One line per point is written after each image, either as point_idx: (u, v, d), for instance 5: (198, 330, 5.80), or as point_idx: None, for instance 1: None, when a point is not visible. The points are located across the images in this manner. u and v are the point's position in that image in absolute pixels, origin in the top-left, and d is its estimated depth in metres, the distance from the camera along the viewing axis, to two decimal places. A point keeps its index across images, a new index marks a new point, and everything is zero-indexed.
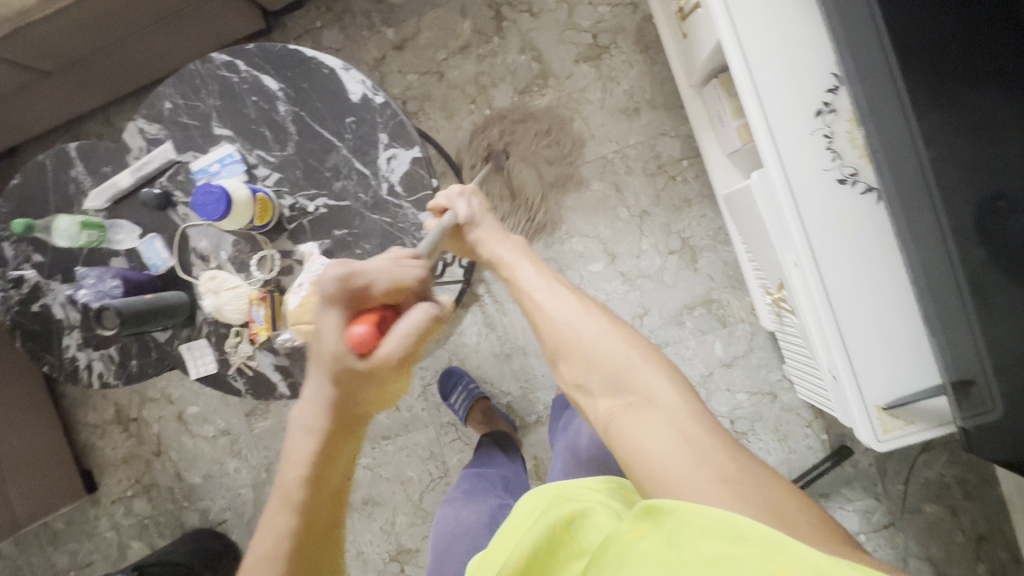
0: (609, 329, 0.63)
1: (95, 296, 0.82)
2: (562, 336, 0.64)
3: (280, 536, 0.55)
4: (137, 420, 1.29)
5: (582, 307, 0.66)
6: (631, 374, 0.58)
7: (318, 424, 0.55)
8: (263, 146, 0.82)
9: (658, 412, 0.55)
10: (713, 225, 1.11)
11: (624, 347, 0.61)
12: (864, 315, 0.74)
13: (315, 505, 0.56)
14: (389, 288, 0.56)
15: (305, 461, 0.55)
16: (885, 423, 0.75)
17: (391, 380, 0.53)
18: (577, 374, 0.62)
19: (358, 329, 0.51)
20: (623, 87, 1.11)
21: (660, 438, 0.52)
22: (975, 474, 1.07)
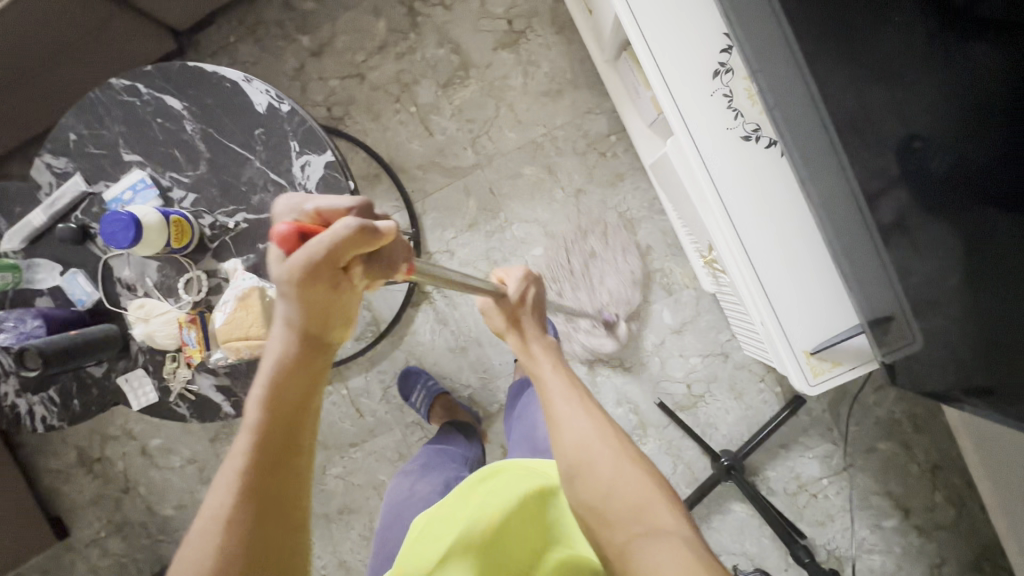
0: (634, 463, 0.63)
1: (16, 341, 0.78)
2: (582, 455, 0.64)
3: (240, 458, 0.48)
4: (100, 460, 1.27)
5: (610, 436, 0.66)
6: (652, 509, 0.58)
7: (278, 341, 0.51)
8: (175, 167, 0.81)
9: (677, 542, 0.54)
10: (648, 196, 1.12)
11: (648, 482, 0.61)
12: (783, 264, 0.76)
13: (275, 423, 0.49)
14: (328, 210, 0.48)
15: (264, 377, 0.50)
16: (814, 366, 0.77)
17: (306, 299, 0.47)
18: (594, 499, 0.60)
19: (280, 225, 0.44)
20: (543, 70, 1.12)
21: (676, 554, 0.52)
22: (922, 407, 1.11)
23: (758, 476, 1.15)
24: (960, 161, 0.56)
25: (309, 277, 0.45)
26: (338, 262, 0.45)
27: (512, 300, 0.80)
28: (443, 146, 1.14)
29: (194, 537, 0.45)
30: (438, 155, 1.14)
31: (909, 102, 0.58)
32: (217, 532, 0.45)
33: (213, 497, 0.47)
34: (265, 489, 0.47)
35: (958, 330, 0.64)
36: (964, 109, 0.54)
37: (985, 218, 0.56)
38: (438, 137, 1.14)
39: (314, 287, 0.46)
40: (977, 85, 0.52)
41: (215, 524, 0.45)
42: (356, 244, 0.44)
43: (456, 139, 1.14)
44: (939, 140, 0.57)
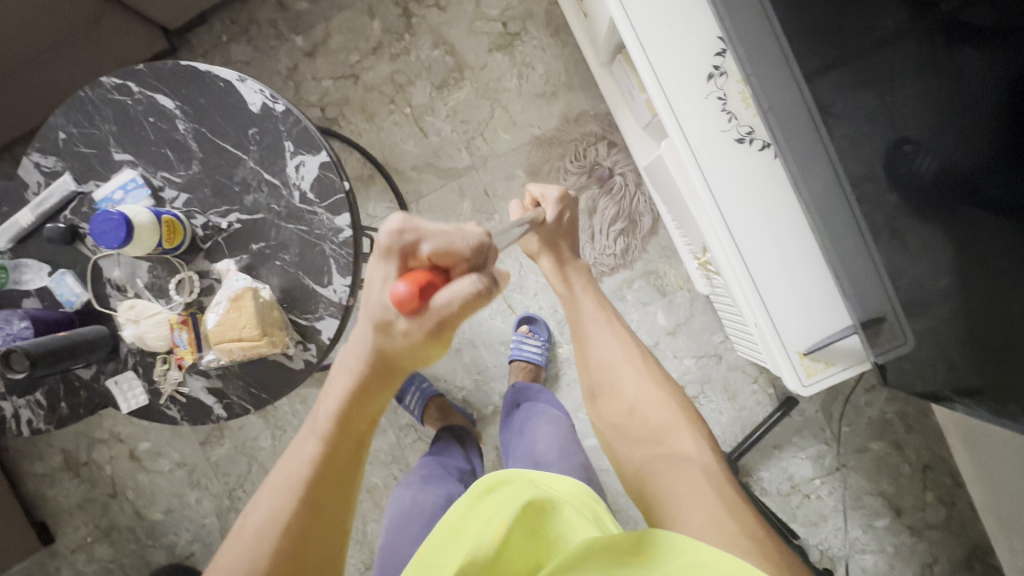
0: (657, 387, 0.72)
1: None
2: (612, 378, 0.75)
3: (306, 466, 0.52)
4: (88, 464, 1.25)
5: (635, 362, 0.75)
6: (671, 432, 0.68)
7: (354, 363, 0.48)
8: (167, 167, 0.80)
9: (692, 467, 0.63)
10: (642, 198, 1.13)
11: (669, 403, 0.70)
12: (779, 266, 0.77)
13: (343, 436, 0.52)
14: (442, 250, 0.45)
15: (340, 396, 0.50)
16: (808, 367, 0.78)
17: (417, 351, 0.45)
18: (621, 414, 0.73)
19: (400, 284, 0.41)
20: (538, 72, 1.12)
21: (690, 480, 0.62)
22: (912, 407, 1.12)
23: (752, 476, 1.15)
24: (952, 166, 0.57)
25: (429, 338, 0.44)
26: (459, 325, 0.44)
27: (549, 224, 0.84)
28: (438, 146, 1.14)
29: (253, 529, 0.51)
30: (433, 156, 1.14)
31: (902, 106, 0.59)
32: (275, 534, 0.50)
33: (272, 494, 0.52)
34: (324, 499, 0.52)
35: (949, 329, 0.65)
36: (953, 114, 0.55)
37: (979, 218, 0.57)
38: (432, 138, 1.14)
39: (428, 345, 0.44)
40: (970, 92, 0.53)
41: (274, 526, 0.51)
42: (477, 303, 0.43)
43: (450, 140, 1.14)
44: (930, 144, 0.58)
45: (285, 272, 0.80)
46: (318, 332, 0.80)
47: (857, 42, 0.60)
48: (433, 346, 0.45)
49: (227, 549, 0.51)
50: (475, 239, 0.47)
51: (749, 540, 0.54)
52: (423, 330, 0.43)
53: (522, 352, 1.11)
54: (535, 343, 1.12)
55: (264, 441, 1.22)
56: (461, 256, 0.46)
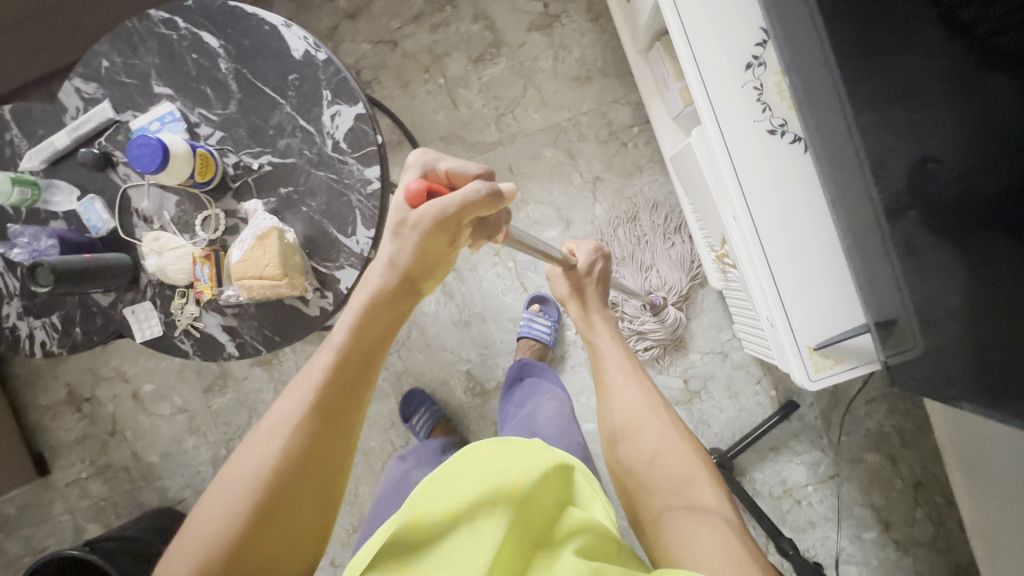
0: (678, 439, 0.73)
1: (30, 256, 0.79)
2: (634, 422, 0.76)
3: (320, 371, 0.52)
4: (91, 400, 1.26)
5: (658, 412, 0.76)
6: (692, 484, 0.67)
7: (375, 282, 0.55)
8: (205, 104, 0.81)
9: (713, 517, 0.61)
10: (664, 190, 1.14)
11: (692, 459, 0.70)
12: (799, 261, 0.77)
13: (356, 347, 0.54)
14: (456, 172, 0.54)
15: (358, 305, 0.55)
16: (817, 362, 0.78)
17: (422, 248, 0.53)
18: (639, 464, 0.72)
19: (412, 182, 0.51)
20: (574, 55, 1.13)
21: (712, 530, 0.59)
22: (912, 423, 1.12)
23: (745, 477, 1.16)
24: (975, 190, 0.58)
25: (433, 231, 0.51)
26: (459, 224, 0.51)
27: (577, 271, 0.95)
28: (468, 119, 1.15)
29: (260, 433, 0.50)
30: (462, 129, 1.15)
31: (930, 127, 0.59)
32: (286, 436, 0.49)
33: (284, 402, 0.51)
34: (331, 411, 0.51)
35: (956, 349, 0.66)
36: (992, 137, 0.55)
37: (999, 243, 0.58)
38: (463, 111, 1.15)
39: (437, 237, 0.52)
40: (996, 115, 0.54)
41: (285, 426, 0.50)
42: (482, 206, 0.50)
43: (481, 114, 1.15)
44: (952, 166, 0.59)
45: (310, 218, 0.81)
46: (337, 281, 0.81)
47: (887, 70, 0.60)
48: (441, 240, 0.52)
49: (238, 455, 0.50)
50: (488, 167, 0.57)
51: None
52: (428, 222, 0.51)
53: (532, 330, 1.12)
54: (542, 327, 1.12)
55: (266, 394, 1.23)
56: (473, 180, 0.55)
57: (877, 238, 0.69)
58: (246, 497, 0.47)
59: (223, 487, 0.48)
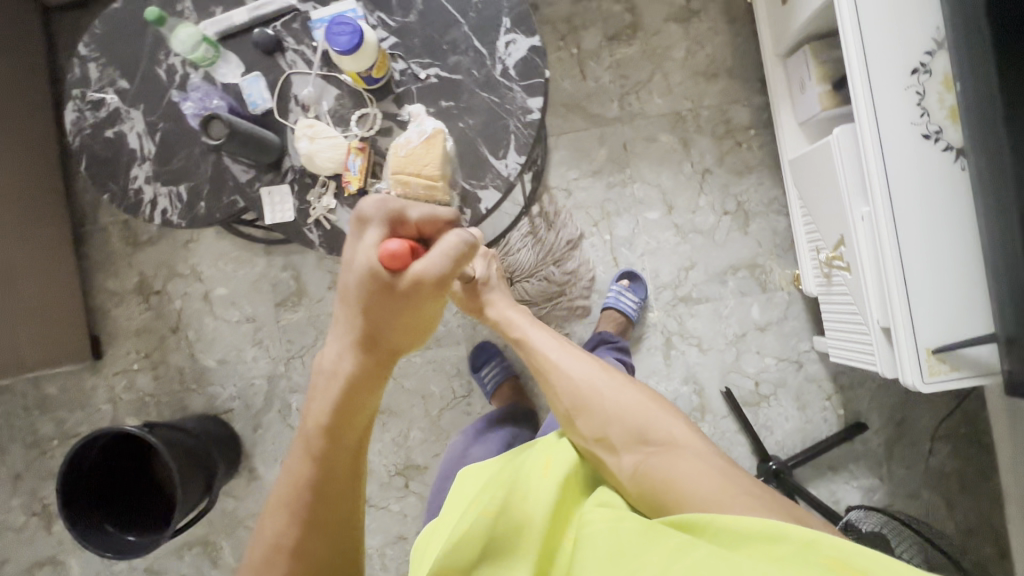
0: (630, 388, 0.72)
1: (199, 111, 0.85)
2: (586, 391, 0.71)
3: (298, 487, 0.57)
4: (160, 293, 1.25)
5: (604, 370, 0.74)
6: (657, 426, 0.67)
7: (342, 368, 0.55)
8: (386, 10, 0.84)
9: (685, 452, 0.63)
10: (769, 194, 1.16)
11: (646, 403, 0.70)
12: (930, 265, 0.79)
13: (334, 448, 0.57)
14: (428, 218, 0.54)
15: (326, 409, 0.56)
16: (933, 365, 0.79)
17: (409, 310, 0.51)
18: (600, 429, 0.68)
19: (392, 243, 0.48)
20: (706, 51, 1.17)
21: (690, 465, 0.61)
22: (973, 467, 1.11)
23: None
24: None
25: (423, 291, 0.49)
26: (447, 282, 0.51)
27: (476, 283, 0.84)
28: (592, 92, 1.18)
29: (264, 555, 0.57)
30: (585, 99, 1.18)
31: None
32: (284, 561, 0.56)
33: (275, 522, 0.58)
34: (316, 519, 0.57)
35: None
36: None
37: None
38: (589, 83, 1.18)
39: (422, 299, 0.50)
40: None
41: (281, 551, 0.57)
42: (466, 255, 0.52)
43: (606, 90, 1.18)
44: None
45: (463, 134, 0.82)
46: (478, 200, 0.82)
47: None
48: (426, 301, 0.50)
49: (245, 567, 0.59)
50: (449, 213, 0.56)
51: (748, 495, 0.56)
52: (432, 279, 0.49)
53: (619, 302, 1.13)
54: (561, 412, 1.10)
55: None
56: (441, 226, 0.56)
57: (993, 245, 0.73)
58: None
59: None
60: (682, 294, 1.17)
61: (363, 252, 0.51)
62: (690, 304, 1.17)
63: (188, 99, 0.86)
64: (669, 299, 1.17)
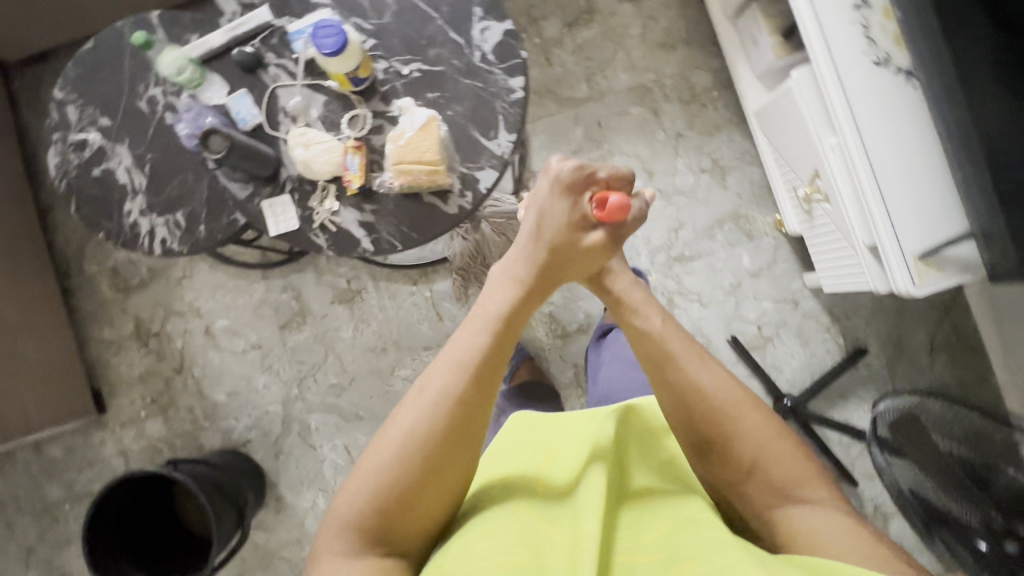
0: (778, 435, 0.56)
1: (193, 130, 0.87)
2: (723, 430, 0.56)
3: (473, 352, 0.56)
4: (159, 335, 1.23)
5: (749, 407, 0.57)
6: (802, 485, 0.54)
7: (522, 275, 0.61)
8: (361, 15, 0.87)
9: (831, 524, 0.52)
10: (740, 148, 1.22)
11: (795, 453, 0.56)
12: (904, 178, 0.86)
13: (508, 333, 0.59)
14: (614, 177, 0.63)
15: (504, 302, 0.60)
16: (921, 270, 0.85)
17: (592, 255, 0.62)
18: (732, 476, 0.56)
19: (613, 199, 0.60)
20: (660, 25, 1.24)
21: (838, 537, 0.50)
22: (971, 373, 1.17)
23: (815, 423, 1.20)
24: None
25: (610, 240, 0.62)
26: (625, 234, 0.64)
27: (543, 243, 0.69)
28: (560, 77, 1.24)
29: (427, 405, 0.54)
30: (555, 85, 1.23)
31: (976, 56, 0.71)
32: (450, 407, 0.54)
33: (445, 376, 0.55)
34: (485, 385, 0.56)
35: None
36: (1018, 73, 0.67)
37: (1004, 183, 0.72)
38: (556, 69, 1.24)
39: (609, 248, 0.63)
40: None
41: (447, 398, 0.54)
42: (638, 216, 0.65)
43: (573, 72, 1.24)
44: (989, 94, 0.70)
45: (454, 121, 0.86)
46: (477, 182, 0.85)
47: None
48: (610, 249, 0.63)
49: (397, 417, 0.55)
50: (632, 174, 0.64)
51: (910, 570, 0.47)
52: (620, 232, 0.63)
53: None
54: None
55: (346, 332, 1.23)
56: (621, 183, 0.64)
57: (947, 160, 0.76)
58: (412, 457, 0.53)
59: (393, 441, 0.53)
60: (676, 255, 1.22)
61: (561, 206, 0.62)
62: (684, 263, 1.22)
63: (181, 120, 0.87)
64: (664, 260, 1.22)
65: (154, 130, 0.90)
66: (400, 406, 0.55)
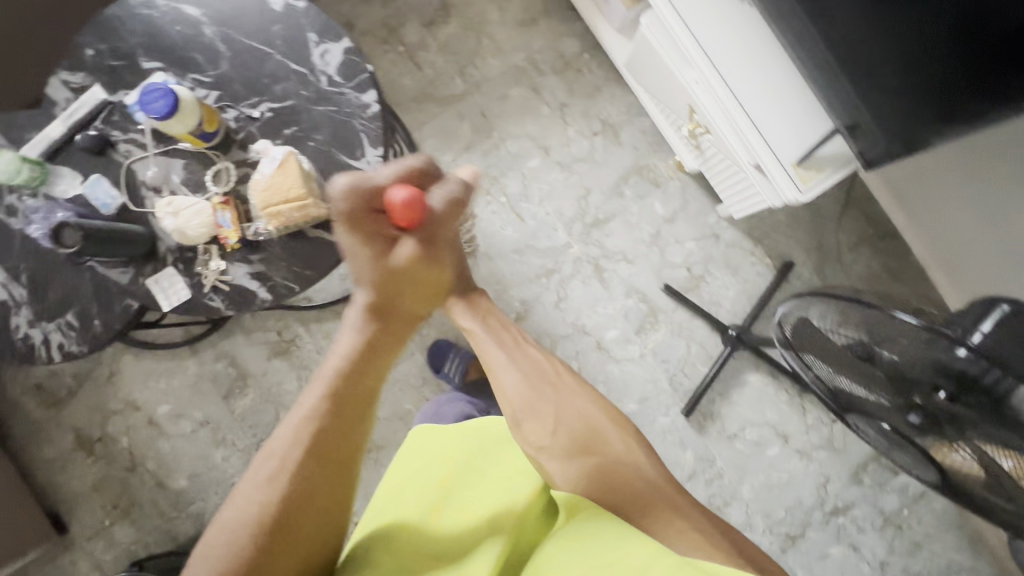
0: (584, 399, 0.68)
1: (45, 229, 0.81)
2: (530, 401, 0.68)
3: (306, 416, 0.60)
4: (102, 439, 1.19)
5: (557, 378, 0.70)
6: (597, 438, 0.65)
7: (357, 320, 0.62)
8: (197, 70, 0.85)
9: (625, 473, 0.64)
10: (624, 102, 1.23)
11: (595, 411, 0.68)
12: (764, 92, 0.88)
13: (346, 385, 0.61)
14: (398, 175, 0.57)
15: (346, 352, 0.62)
16: (803, 175, 0.87)
17: (415, 271, 0.59)
18: (543, 438, 0.66)
19: (397, 195, 0.55)
20: (516, 3, 1.24)
21: (632, 491, 0.62)
22: (894, 258, 1.20)
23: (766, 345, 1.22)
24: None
25: (422, 249, 0.58)
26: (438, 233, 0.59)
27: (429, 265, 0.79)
28: (433, 78, 1.23)
29: (263, 478, 0.58)
30: (430, 87, 1.23)
31: None
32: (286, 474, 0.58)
33: (284, 441, 0.59)
34: (322, 439, 0.59)
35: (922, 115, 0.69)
36: None
37: (942, 74, 0.65)
38: (427, 71, 1.23)
39: (429, 259, 0.59)
40: None
41: (283, 469, 0.58)
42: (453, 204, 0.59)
43: (445, 71, 1.23)
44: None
45: (318, 151, 0.84)
46: None
47: None
48: (430, 260, 0.59)
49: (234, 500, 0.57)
50: (423, 161, 0.59)
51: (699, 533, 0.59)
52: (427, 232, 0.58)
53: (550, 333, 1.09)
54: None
55: (290, 384, 1.20)
56: (420, 175, 0.59)
57: (828, 67, 0.72)
58: (255, 532, 0.56)
59: (229, 528, 0.56)
60: (591, 221, 1.23)
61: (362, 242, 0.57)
62: (601, 226, 1.23)
63: (31, 222, 0.82)
64: (582, 229, 1.23)
65: (19, 238, 0.86)
66: (236, 488, 0.58)
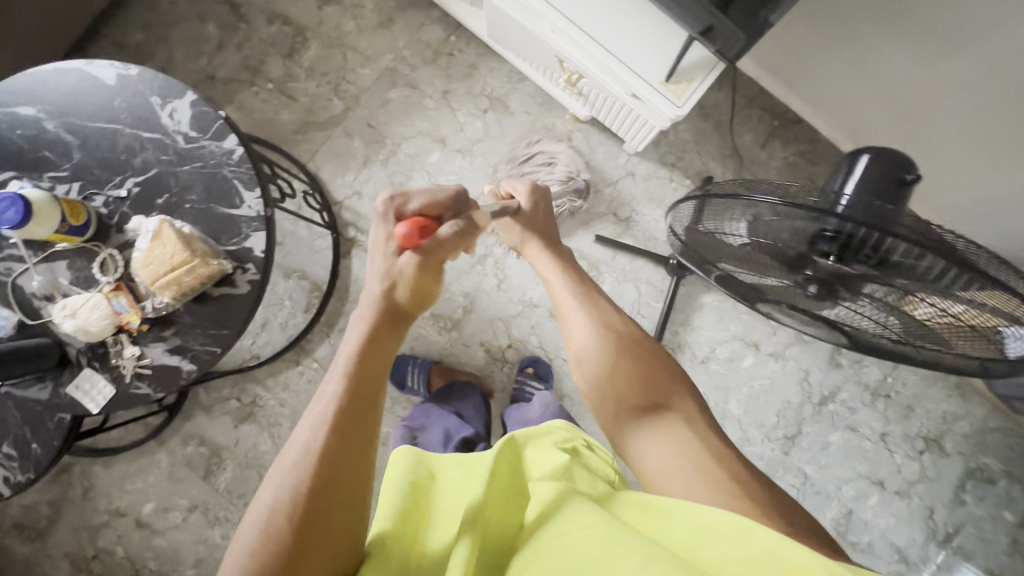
0: (650, 354, 0.67)
1: None
2: (592, 345, 0.68)
3: (330, 403, 0.51)
4: (97, 555, 1.17)
5: (624, 330, 0.70)
6: (660, 389, 0.64)
7: (365, 313, 0.57)
8: (51, 167, 0.83)
9: (683, 426, 0.59)
10: (504, 71, 1.23)
11: (659, 362, 0.66)
12: (613, 20, 0.86)
13: (366, 375, 0.54)
14: (426, 203, 0.60)
15: (355, 341, 0.55)
16: (674, 90, 0.87)
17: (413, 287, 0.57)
18: (597, 380, 0.66)
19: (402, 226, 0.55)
20: (369, 8, 1.23)
21: (680, 445, 0.57)
22: (807, 143, 1.20)
23: None
24: None
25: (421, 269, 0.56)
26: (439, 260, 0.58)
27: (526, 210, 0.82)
28: (310, 105, 1.21)
29: (289, 465, 0.49)
30: (310, 115, 1.21)
31: None
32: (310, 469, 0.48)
33: (303, 432, 0.50)
34: (349, 427, 0.51)
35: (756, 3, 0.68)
36: None
37: None
38: (302, 100, 1.21)
39: (426, 277, 0.57)
40: None
41: (308, 456, 0.49)
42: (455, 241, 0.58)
43: (319, 94, 1.21)
44: None
45: (197, 211, 0.83)
46: (251, 251, 0.82)
47: None
48: (432, 273, 0.58)
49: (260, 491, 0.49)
50: (444, 194, 0.62)
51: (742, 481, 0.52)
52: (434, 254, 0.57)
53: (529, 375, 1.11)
54: (537, 382, 1.15)
55: (265, 444, 1.19)
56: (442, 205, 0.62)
57: None
58: (282, 529, 0.46)
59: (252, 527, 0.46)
60: None
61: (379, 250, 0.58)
62: None
63: None
64: None
65: None
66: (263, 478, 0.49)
